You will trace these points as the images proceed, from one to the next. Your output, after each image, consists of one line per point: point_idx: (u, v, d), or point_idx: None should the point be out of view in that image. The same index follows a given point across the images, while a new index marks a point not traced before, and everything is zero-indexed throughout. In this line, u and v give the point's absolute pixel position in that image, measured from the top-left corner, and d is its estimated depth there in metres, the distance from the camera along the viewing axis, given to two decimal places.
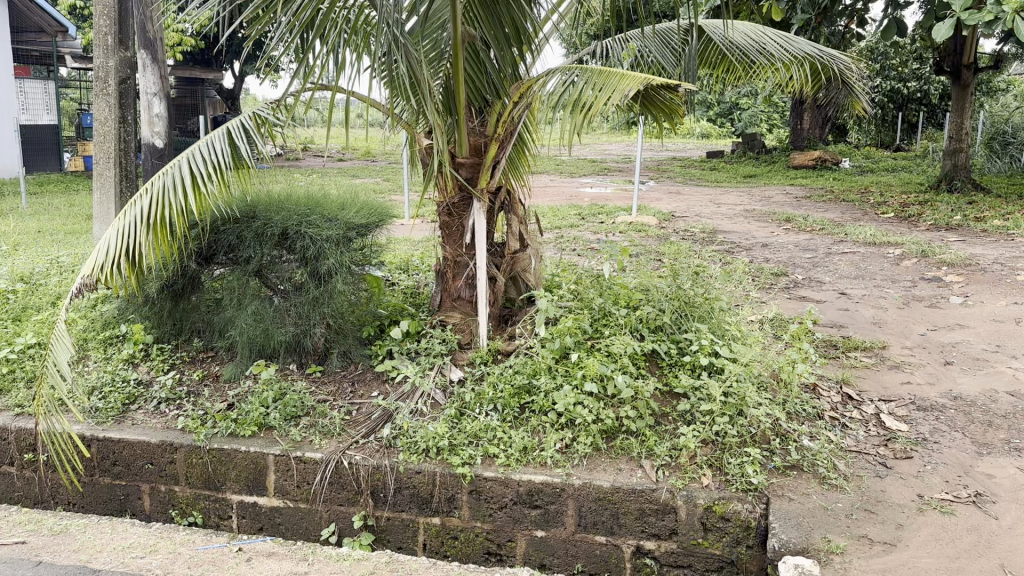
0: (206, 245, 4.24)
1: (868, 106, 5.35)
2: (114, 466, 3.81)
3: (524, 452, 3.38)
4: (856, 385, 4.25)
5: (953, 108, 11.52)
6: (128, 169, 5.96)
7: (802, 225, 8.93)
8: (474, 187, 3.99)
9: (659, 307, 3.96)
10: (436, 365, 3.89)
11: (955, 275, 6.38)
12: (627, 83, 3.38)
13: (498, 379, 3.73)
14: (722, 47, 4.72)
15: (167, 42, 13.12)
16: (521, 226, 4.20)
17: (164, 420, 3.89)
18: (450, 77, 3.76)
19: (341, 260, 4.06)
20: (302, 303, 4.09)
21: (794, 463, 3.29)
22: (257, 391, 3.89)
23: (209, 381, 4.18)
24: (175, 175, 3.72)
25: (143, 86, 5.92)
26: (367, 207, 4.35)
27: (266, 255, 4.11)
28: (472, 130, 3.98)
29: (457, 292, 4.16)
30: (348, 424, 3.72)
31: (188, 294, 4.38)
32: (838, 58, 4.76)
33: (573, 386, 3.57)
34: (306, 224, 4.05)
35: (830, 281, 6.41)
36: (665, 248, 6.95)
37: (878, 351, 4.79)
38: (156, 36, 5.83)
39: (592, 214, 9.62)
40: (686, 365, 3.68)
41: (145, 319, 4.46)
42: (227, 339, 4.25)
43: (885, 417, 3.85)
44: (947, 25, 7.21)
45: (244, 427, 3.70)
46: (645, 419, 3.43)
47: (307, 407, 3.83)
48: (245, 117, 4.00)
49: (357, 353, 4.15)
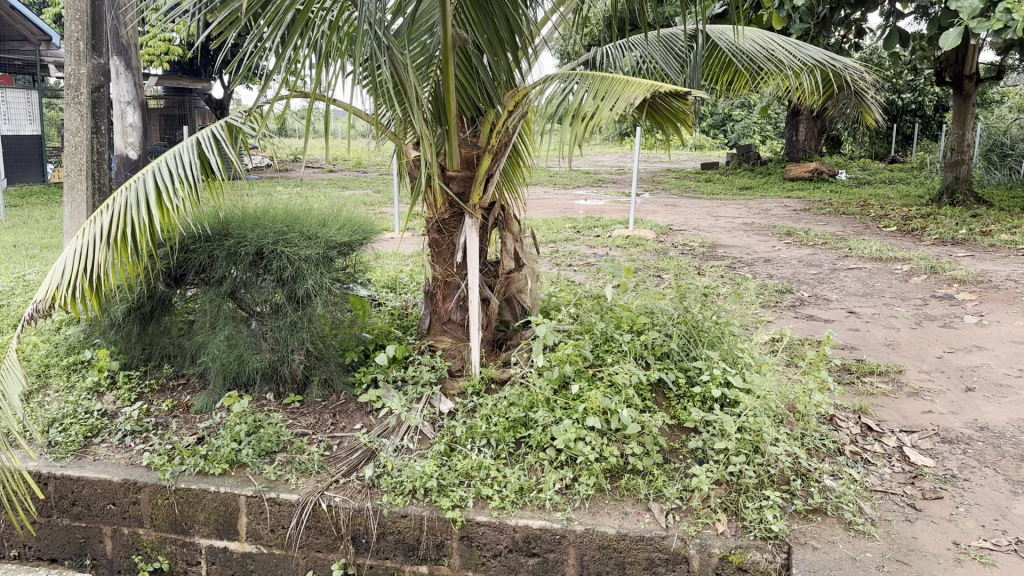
0: (175, 264, 3.95)
1: (880, 115, 5.08)
2: (73, 506, 3.49)
3: (521, 493, 3.09)
4: (875, 414, 3.96)
5: (954, 118, 11.36)
6: (101, 184, 5.30)
7: (804, 239, 8.69)
8: (465, 203, 3.71)
9: (665, 332, 3.66)
10: (424, 396, 3.60)
11: (968, 293, 6.13)
12: (633, 91, 3.09)
13: (491, 412, 3.43)
14: (729, 54, 4.46)
15: (153, 50, 12.82)
16: (517, 243, 3.89)
17: (128, 455, 3.58)
18: (439, 84, 3.49)
19: (321, 281, 3.76)
20: (279, 328, 3.77)
21: (817, 506, 2.99)
22: (230, 424, 3.58)
23: (179, 412, 3.87)
24: (139, 191, 3.42)
25: (115, 95, 5.64)
26: (351, 223, 4.05)
27: (240, 275, 3.79)
28: (464, 140, 3.70)
29: (447, 315, 3.88)
30: (327, 461, 3.41)
31: (159, 316, 4.08)
32: (851, 67, 4.50)
33: (573, 420, 3.26)
34: (283, 243, 3.75)
35: (837, 299, 6.15)
36: (664, 265, 6.68)
37: (895, 376, 4.52)
38: (129, 42, 5.54)
39: (588, 228, 9.35)
40: (696, 397, 3.37)
41: (112, 344, 4.15)
42: (199, 366, 3.95)
43: (910, 450, 3.57)
44: (954, 33, 7.01)
45: (215, 464, 3.40)
46: (652, 457, 3.12)
47: (284, 441, 3.52)
48: (216, 126, 3.68)
49: (339, 382, 3.86)
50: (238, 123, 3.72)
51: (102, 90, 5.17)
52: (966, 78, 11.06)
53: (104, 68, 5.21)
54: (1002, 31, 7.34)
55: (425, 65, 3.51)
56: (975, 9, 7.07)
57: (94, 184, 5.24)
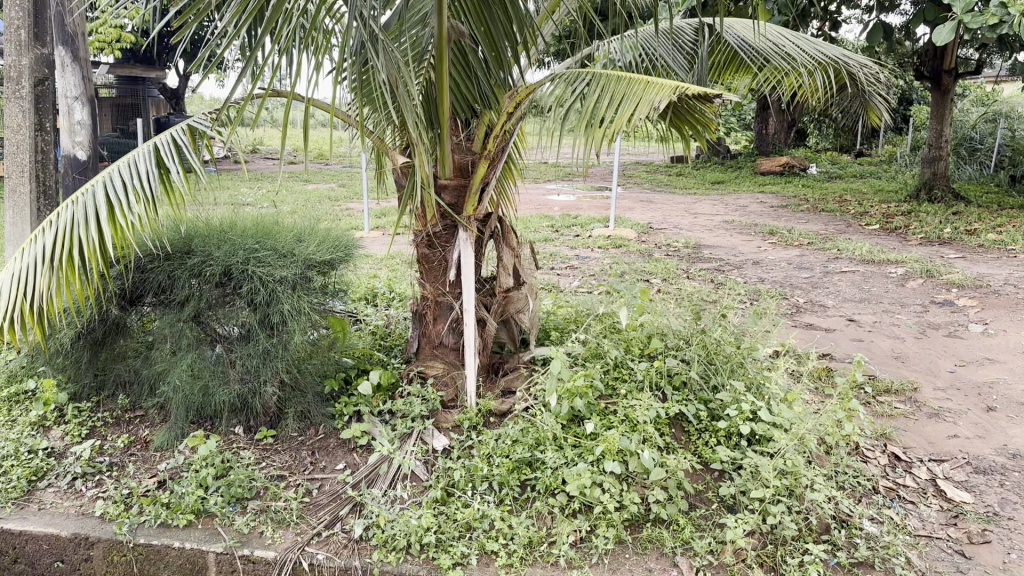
0: (131, 284, 3.48)
1: (889, 117, 4.75)
2: (15, 563, 3.06)
3: (530, 548, 2.73)
4: (899, 440, 3.66)
5: (932, 114, 11.22)
6: (46, 185, 4.78)
7: (788, 238, 8.46)
8: (458, 214, 3.35)
9: (682, 357, 3.34)
10: (415, 431, 3.22)
11: (969, 300, 5.91)
12: (655, 92, 2.72)
13: (493, 451, 3.08)
14: (734, 47, 4.06)
15: (103, 37, 12.12)
16: (516, 259, 3.52)
17: (78, 503, 3.14)
18: (432, 83, 3.10)
19: (299, 304, 3.33)
20: (249, 355, 3.33)
21: (863, 559, 2.68)
22: (195, 467, 3.17)
23: (135, 450, 3.46)
24: (87, 206, 2.97)
25: (61, 89, 5.03)
26: (331, 239, 3.63)
27: (205, 296, 3.32)
28: (456, 145, 3.34)
29: (439, 337, 3.53)
30: (307, 510, 3.02)
31: (112, 342, 3.61)
32: (867, 67, 4.15)
33: (588, 464, 2.91)
34: (254, 262, 3.31)
35: (834, 305, 5.89)
36: (653, 269, 6.36)
37: (911, 394, 4.23)
38: (76, 30, 4.96)
39: (567, 227, 9.01)
40: (720, 432, 3.06)
41: (59, 373, 3.70)
42: (158, 398, 3.52)
43: (945, 483, 3.27)
44: (948, 29, 6.92)
45: (178, 515, 2.99)
46: (677, 504, 2.79)
47: (256, 487, 3.12)
48: (177, 130, 3.21)
49: (318, 414, 3.46)
50: (202, 126, 3.26)
51: (47, 83, 4.63)
52: (946, 73, 10.87)
53: (49, 59, 4.64)
54: (998, 26, 7.04)
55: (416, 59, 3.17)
56: (969, 4, 6.84)
57: (39, 186, 4.72)
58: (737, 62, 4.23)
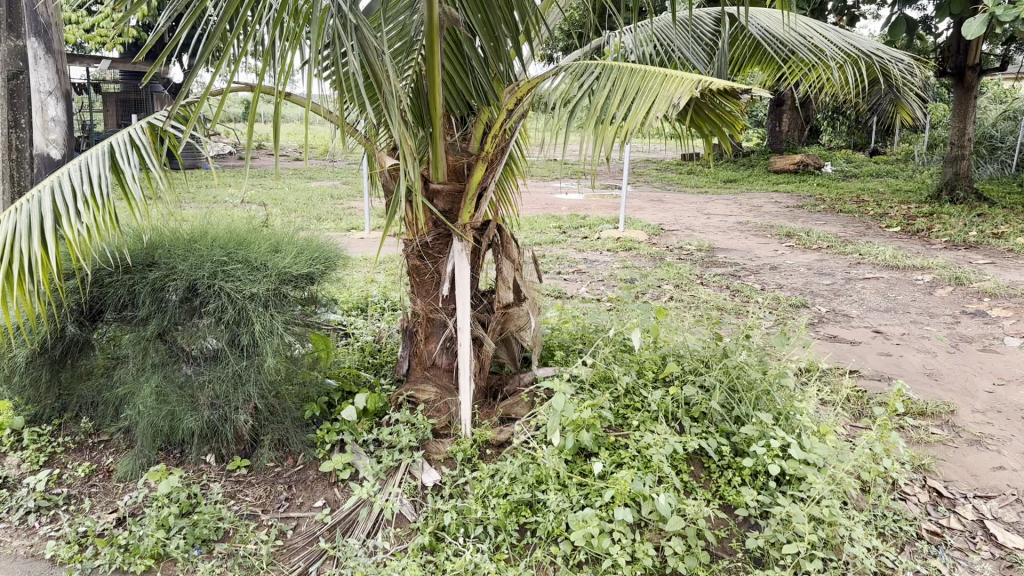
0: (90, 299, 3.15)
1: (921, 114, 4.39)
2: None
3: None
4: (938, 472, 3.30)
5: (955, 112, 10.75)
6: (21, 186, 4.34)
7: (806, 241, 8.09)
8: (453, 222, 3.02)
9: (701, 383, 3.02)
10: (402, 465, 2.89)
11: (1002, 310, 5.54)
12: (673, 88, 2.35)
13: (489, 490, 2.75)
14: (758, 38, 3.67)
15: (98, 32, 11.76)
16: (517, 272, 3.19)
17: (28, 543, 2.77)
18: (422, 76, 2.77)
19: (274, 323, 2.98)
20: (218, 380, 2.99)
21: None
22: (157, 506, 2.83)
23: (97, 479, 3.14)
24: (32, 213, 2.63)
25: (35, 83, 4.64)
26: (310, 249, 3.31)
27: (170, 315, 2.99)
28: (451, 146, 3.01)
29: (431, 357, 3.22)
30: (280, 555, 2.68)
31: (73, 361, 3.28)
32: (902, 60, 3.75)
33: (596, 508, 2.58)
34: (223, 277, 2.97)
35: (858, 315, 5.52)
36: (665, 274, 6.01)
37: (948, 418, 3.85)
38: (49, 21, 4.63)
39: (574, 229, 8.66)
40: (744, 471, 2.73)
41: (16, 395, 3.37)
42: (122, 422, 3.21)
43: (995, 526, 2.91)
44: (978, 24, 6.52)
45: (136, 559, 2.64)
46: (699, 556, 2.43)
47: (225, 528, 2.79)
48: (135, 129, 2.91)
49: (297, 442, 3.16)
50: (160, 123, 2.97)
51: (22, 77, 4.23)
52: (969, 69, 10.38)
53: (24, 51, 4.26)
54: None
55: (403, 52, 2.87)
56: None
57: (13, 187, 4.28)
58: (760, 54, 3.80)
